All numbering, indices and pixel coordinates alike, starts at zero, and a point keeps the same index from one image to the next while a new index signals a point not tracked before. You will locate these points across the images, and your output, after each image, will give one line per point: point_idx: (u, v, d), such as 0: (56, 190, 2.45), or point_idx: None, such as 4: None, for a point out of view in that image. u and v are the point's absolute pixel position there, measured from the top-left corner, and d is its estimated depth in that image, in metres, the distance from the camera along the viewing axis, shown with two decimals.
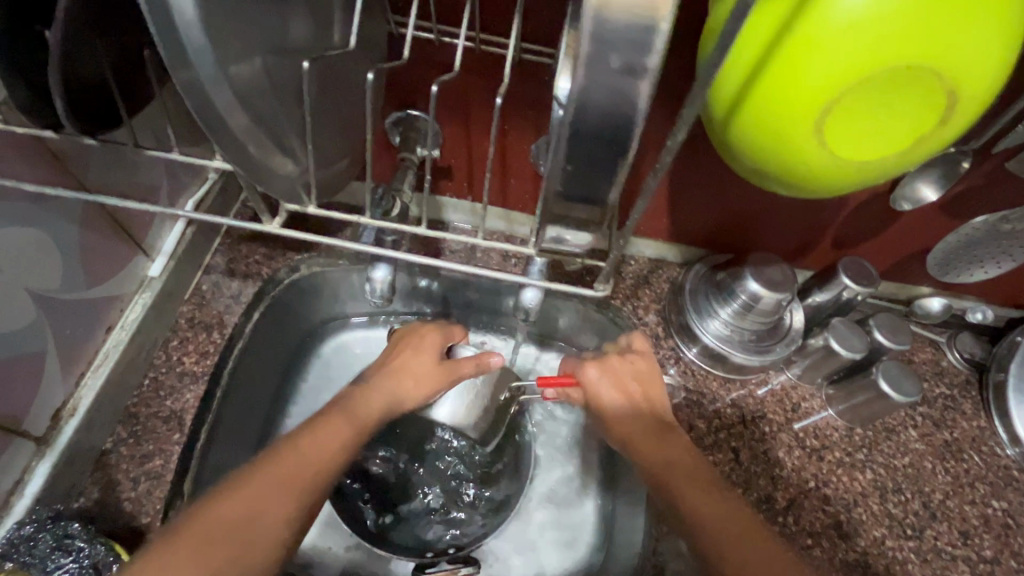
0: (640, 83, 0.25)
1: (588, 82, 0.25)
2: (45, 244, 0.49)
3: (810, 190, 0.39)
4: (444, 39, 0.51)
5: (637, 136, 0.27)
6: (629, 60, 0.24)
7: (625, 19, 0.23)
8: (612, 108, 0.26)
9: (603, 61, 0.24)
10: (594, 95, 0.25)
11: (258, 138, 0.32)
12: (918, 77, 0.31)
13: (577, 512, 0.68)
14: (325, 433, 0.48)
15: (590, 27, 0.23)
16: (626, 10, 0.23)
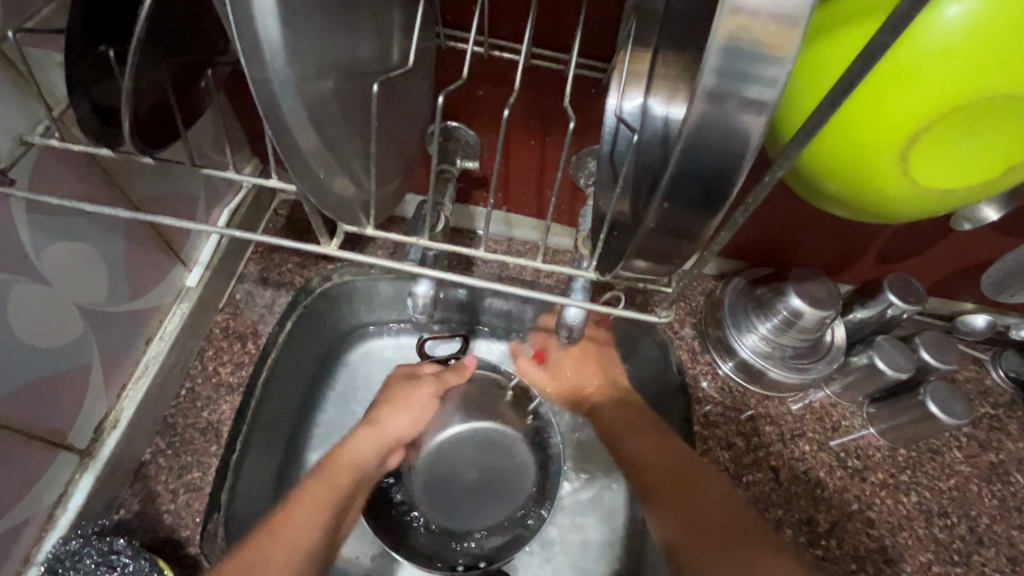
0: (756, 118, 0.24)
1: (702, 116, 0.24)
2: (91, 256, 0.49)
3: (881, 216, 0.38)
4: (493, 53, 0.50)
5: (744, 171, 0.26)
6: (747, 95, 0.23)
7: (751, 54, 0.22)
8: (722, 142, 0.25)
9: (721, 96, 0.24)
10: (708, 128, 0.25)
11: (327, 162, 0.32)
12: (1016, 106, 0.29)
13: (611, 526, 0.67)
14: (303, 502, 0.48)
15: (713, 63, 0.23)
16: (754, 45, 0.22)
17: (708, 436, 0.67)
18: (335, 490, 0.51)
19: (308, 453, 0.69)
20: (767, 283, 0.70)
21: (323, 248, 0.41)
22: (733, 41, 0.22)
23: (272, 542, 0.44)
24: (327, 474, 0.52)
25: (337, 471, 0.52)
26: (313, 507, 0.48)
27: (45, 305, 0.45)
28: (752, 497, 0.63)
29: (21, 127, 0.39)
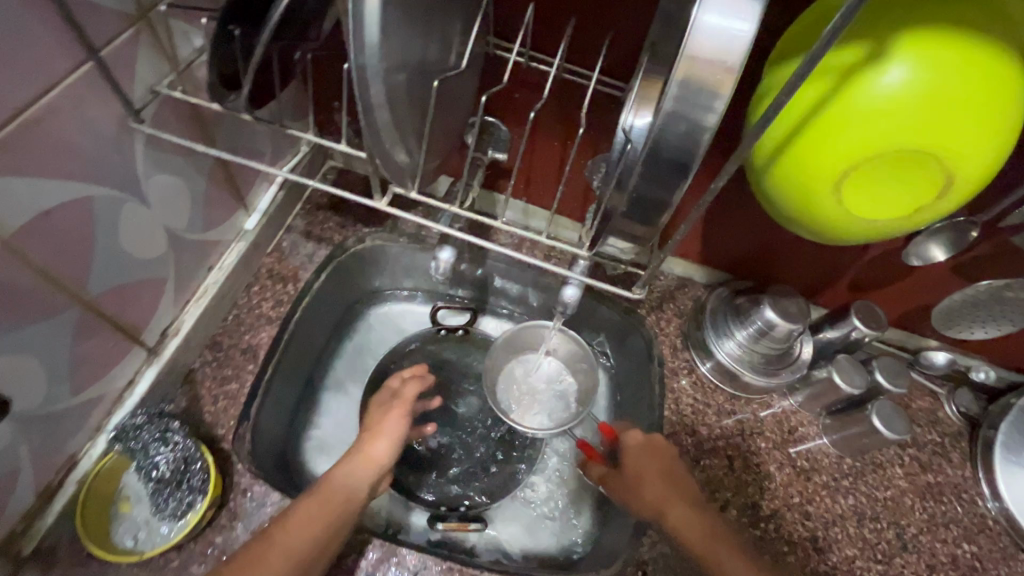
0: (701, 135, 0.33)
1: (663, 130, 0.33)
2: (182, 191, 0.59)
3: (822, 239, 0.46)
4: (533, 64, 0.58)
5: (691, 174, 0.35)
6: (694, 118, 0.32)
7: (699, 90, 0.31)
8: (677, 150, 0.34)
9: (677, 116, 0.32)
10: (666, 140, 0.33)
11: (392, 135, 0.41)
12: (923, 159, 0.38)
13: (570, 503, 0.80)
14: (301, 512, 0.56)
15: (672, 92, 0.32)
16: (700, 82, 0.31)
17: (676, 421, 0.76)
18: (327, 508, 0.57)
19: (321, 391, 0.85)
20: (747, 294, 0.79)
21: (371, 200, 0.51)
22: (687, 76, 0.31)
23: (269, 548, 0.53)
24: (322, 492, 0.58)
25: (333, 491, 0.59)
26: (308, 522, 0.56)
27: (145, 222, 0.55)
28: (705, 478, 0.72)
29: (151, 78, 0.49)
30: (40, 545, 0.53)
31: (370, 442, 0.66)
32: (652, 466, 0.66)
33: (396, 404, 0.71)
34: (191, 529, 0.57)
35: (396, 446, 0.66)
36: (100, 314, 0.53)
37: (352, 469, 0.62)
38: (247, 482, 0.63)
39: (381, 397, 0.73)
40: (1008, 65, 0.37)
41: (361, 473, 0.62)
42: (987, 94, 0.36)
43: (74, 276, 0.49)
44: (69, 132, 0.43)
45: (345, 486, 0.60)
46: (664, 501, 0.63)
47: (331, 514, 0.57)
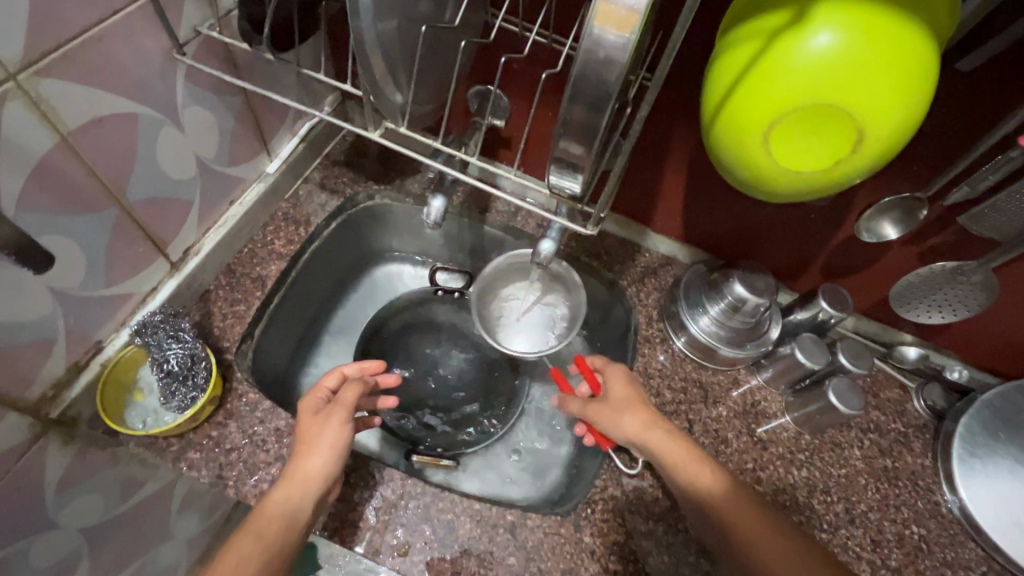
0: (614, 73, 0.37)
1: (582, 66, 0.37)
2: (212, 125, 0.68)
3: (759, 192, 0.51)
4: (526, 33, 0.64)
5: (612, 108, 0.39)
6: (609, 56, 0.36)
7: (612, 29, 0.35)
8: (598, 85, 0.37)
9: (593, 52, 0.36)
10: (587, 74, 0.37)
11: (383, 70, 0.48)
12: (837, 113, 0.43)
13: (538, 459, 0.89)
14: (233, 551, 0.56)
15: (588, 31, 0.35)
16: (613, 21, 0.35)
17: (642, 382, 0.81)
18: (261, 545, 0.56)
19: (324, 334, 0.93)
20: (721, 270, 0.83)
21: (365, 132, 0.57)
22: (602, 15, 0.35)
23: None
24: (258, 520, 0.58)
25: (266, 524, 0.58)
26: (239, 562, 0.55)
27: (178, 146, 0.63)
28: None
29: (194, 20, 0.58)
30: (64, 413, 0.61)
31: (305, 458, 0.61)
32: (637, 398, 0.70)
33: (335, 409, 0.65)
34: (190, 420, 0.66)
35: (335, 457, 0.62)
36: (133, 220, 0.62)
37: (290, 492, 0.60)
38: (244, 389, 0.71)
39: (314, 402, 0.66)
40: (914, 31, 0.41)
41: (298, 498, 0.59)
42: (894, 55, 0.41)
43: (116, 181, 0.57)
44: (123, 56, 0.52)
45: (282, 513, 0.59)
46: (650, 431, 0.66)
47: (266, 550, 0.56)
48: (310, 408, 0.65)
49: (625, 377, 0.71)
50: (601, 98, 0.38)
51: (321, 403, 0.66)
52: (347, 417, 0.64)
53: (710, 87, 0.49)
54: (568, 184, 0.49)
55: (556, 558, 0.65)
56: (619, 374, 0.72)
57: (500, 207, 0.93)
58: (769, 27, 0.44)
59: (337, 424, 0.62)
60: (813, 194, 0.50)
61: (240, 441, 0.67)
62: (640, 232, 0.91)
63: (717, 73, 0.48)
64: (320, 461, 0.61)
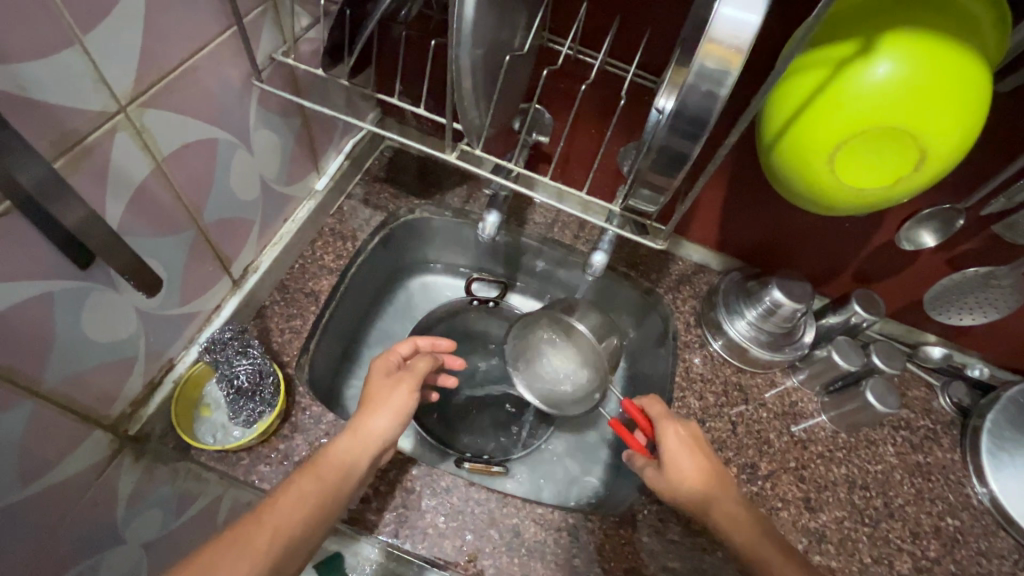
0: (714, 104, 0.40)
1: (684, 98, 0.40)
2: (275, 146, 0.70)
3: (819, 206, 0.55)
4: (580, 57, 0.67)
5: (703, 137, 0.42)
6: (711, 89, 0.39)
7: (719, 65, 0.38)
8: (693, 116, 0.41)
9: (697, 86, 0.39)
10: (690, 104, 0.41)
11: (470, 99, 0.51)
12: (900, 135, 0.46)
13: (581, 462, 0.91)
14: (292, 489, 0.55)
15: (695, 66, 0.39)
16: (719, 57, 0.38)
17: (685, 386, 0.84)
18: (321, 488, 0.57)
19: (364, 347, 0.96)
20: (757, 277, 0.86)
21: (441, 154, 0.59)
22: (709, 49, 0.38)
23: (267, 512, 0.54)
24: (316, 466, 0.58)
25: (327, 467, 0.58)
26: (298, 500, 0.55)
27: (248, 167, 0.65)
28: (710, 438, 0.80)
29: (269, 47, 0.60)
30: (141, 429, 0.63)
31: (370, 415, 0.62)
32: (699, 460, 0.64)
33: (405, 377, 0.67)
34: (260, 435, 0.67)
35: (398, 421, 0.63)
36: (207, 239, 0.63)
37: (351, 444, 0.60)
38: (307, 402, 0.72)
39: (387, 363, 0.68)
40: (971, 61, 0.45)
41: (360, 450, 0.60)
42: (953, 82, 0.45)
43: (196, 202, 0.59)
44: (210, 83, 0.54)
45: (342, 463, 0.59)
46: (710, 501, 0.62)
47: (324, 498, 0.56)
48: (386, 367, 0.68)
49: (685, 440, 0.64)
50: (697, 124, 0.41)
51: (392, 365, 0.68)
52: (414, 387, 0.66)
53: (774, 110, 0.52)
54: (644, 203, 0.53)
55: (618, 558, 0.68)
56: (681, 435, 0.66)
57: (537, 218, 0.96)
58: (835, 56, 0.48)
59: (408, 391, 0.64)
60: (871, 208, 0.54)
61: (308, 453, 0.69)
62: (674, 241, 0.94)
63: (782, 98, 0.51)
64: (384, 418, 0.63)
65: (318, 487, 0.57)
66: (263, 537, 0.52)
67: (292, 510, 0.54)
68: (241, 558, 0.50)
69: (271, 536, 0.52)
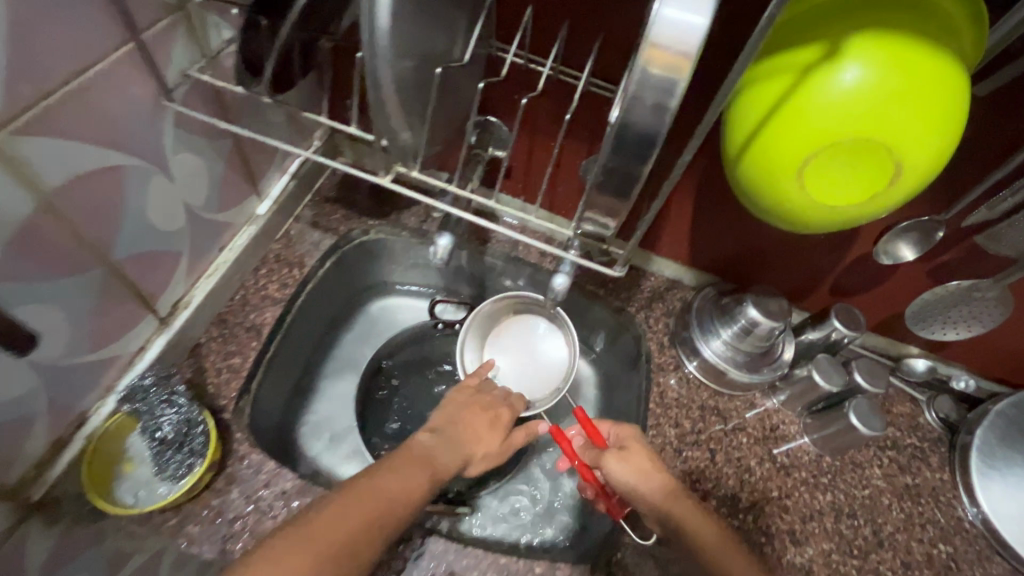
0: (660, 120, 0.35)
1: (628, 111, 0.35)
2: (201, 171, 0.64)
3: (789, 224, 0.50)
4: (532, 66, 0.62)
5: (655, 154, 0.37)
6: (657, 102, 0.34)
7: (663, 72, 0.33)
8: (645, 131, 0.36)
9: (639, 98, 0.34)
10: (634, 119, 0.35)
11: (398, 114, 0.45)
12: (875, 146, 0.42)
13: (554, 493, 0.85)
14: (411, 469, 0.57)
15: (638, 75, 0.34)
16: (665, 63, 0.33)
17: (659, 413, 0.79)
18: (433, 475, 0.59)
19: (320, 376, 0.90)
20: (733, 294, 0.82)
21: (373, 178, 0.53)
22: (652, 54, 0.33)
23: (364, 489, 0.52)
24: (422, 458, 0.60)
25: (438, 459, 0.61)
26: (412, 474, 0.57)
27: (170, 196, 0.59)
28: (688, 469, 0.75)
29: (183, 62, 0.54)
30: (47, 494, 0.57)
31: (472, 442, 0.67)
32: (653, 460, 0.65)
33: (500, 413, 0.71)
34: (189, 492, 0.60)
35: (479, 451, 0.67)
36: (122, 277, 0.57)
37: (453, 454, 0.64)
38: (245, 450, 0.65)
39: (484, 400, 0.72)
40: (947, 64, 0.41)
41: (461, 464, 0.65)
42: (931, 89, 0.40)
43: (103, 239, 0.53)
44: (108, 102, 0.48)
45: (437, 458, 0.61)
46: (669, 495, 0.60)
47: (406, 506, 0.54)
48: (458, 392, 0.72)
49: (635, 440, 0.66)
50: (647, 142, 0.36)
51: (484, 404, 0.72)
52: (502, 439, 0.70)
53: (736, 122, 0.48)
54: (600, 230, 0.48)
55: None
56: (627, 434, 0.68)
57: (500, 236, 0.91)
58: (801, 62, 0.43)
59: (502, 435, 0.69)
60: (845, 227, 0.50)
61: (245, 508, 0.62)
62: (643, 257, 0.89)
63: (745, 108, 0.47)
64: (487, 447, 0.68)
65: (420, 473, 0.58)
66: (371, 497, 0.51)
67: (409, 485, 0.55)
68: (343, 525, 0.49)
69: (381, 497, 0.52)
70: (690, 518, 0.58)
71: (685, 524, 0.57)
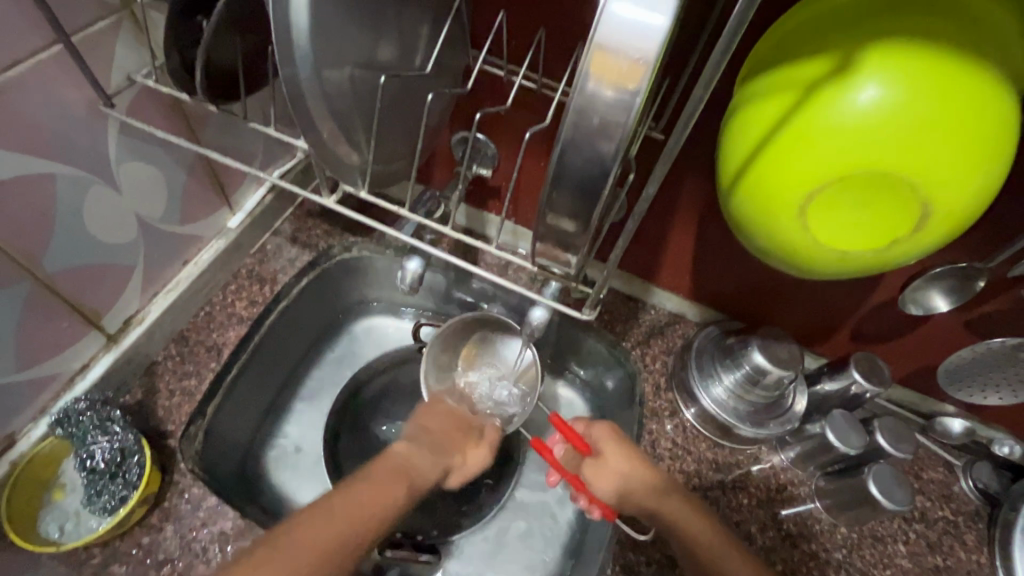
0: (609, 145, 0.30)
1: (573, 129, 0.30)
2: (159, 181, 0.60)
3: (793, 269, 0.43)
4: (511, 77, 0.56)
5: (608, 185, 0.32)
6: (604, 122, 0.30)
7: (610, 85, 0.29)
8: (589, 155, 0.31)
9: (585, 115, 0.30)
10: (579, 142, 0.31)
11: (331, 127, 0.40)
12: (893, 182, 0.34)
13: None
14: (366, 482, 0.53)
15: (583, 88, 0.29)
16: (612, 73, 0.28)
17: None
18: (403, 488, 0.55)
19: (295, 399, 0.78)
20: (738, 334, 0.73)
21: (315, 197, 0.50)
22: (600, 66, 0.28)
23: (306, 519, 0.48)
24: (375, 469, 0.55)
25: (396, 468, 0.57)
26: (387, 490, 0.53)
27: (114, 208, 0.56)
28: None
29: (130, 66, 0.51)
30: None
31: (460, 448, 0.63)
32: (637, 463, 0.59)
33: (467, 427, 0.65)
34: (118, 526, 0.56)
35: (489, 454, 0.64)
36: (55, 293, 0.54)
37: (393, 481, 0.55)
38: (187, 482, 0.61)
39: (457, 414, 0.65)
40: (988, 83, 0.33)
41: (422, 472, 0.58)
42: (969, 116, 0.33)
43: (28, 252, 0.50)
44: (35, 108, 0.46)
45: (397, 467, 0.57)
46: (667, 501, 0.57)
47: (370, 530, 0.50)
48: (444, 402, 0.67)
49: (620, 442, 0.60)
50: (595, 170, 0.31)
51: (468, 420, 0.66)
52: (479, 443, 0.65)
53: (728, 147, 0.41)
54: (558, 266, 0.42)
55: None
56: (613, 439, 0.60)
57: (489, 258, 0.82)
58: (803, 79, 0.36)
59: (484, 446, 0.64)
60: (858, 274, 0.42)
61: (176, 550, 0.58)
62: (642, 287, 0.81)
63: (738, 131, 0.39)
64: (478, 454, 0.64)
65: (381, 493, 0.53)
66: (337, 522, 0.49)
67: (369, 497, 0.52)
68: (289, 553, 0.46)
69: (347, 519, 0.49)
70: (699, 532, 0.55)
71: (683, 527, 0.55)
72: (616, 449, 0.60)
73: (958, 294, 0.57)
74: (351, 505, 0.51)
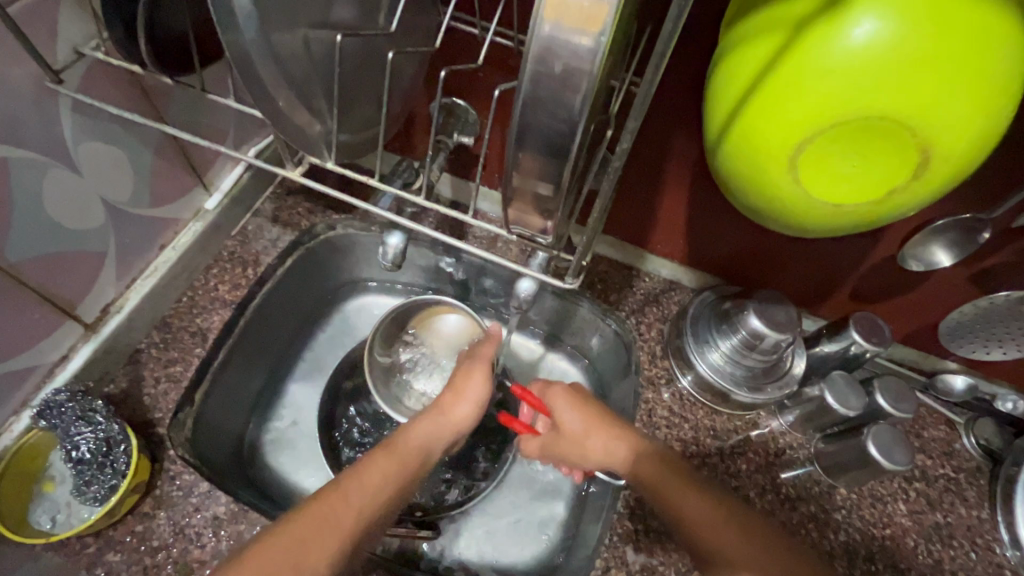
0: (576, 97, 0.28)
1: (534, 79, 0.28)
2: (121, 161, 0.58)
3: (784, 226, 0.41)
4: (484, 34, 0.52)
5: (577, 140, 0.30)
6: (567, 71, 0.27)
7: (570, 28, 0.26)
8: (555, 108, 0.28)
9: (546, 62, 0.27)
10: (542, 94, 0.28)
11: (287, 93, 0.37)
12: (890, 127, 0.32)
13: None
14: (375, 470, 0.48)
15: (542, 32, 0.26)
16: (570, 14, 0.26)
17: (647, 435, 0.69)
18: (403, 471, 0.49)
19: (288, 381, 0.77)
20: (734, 299, 0.71)
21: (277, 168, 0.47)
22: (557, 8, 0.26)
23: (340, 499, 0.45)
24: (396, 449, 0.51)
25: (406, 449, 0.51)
26: (381, 480, 0.48)
27: (75, 192, 0.54)
28: None
29: (76, 39, 0.48)
30: None
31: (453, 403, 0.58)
32: (592, 417, 0.59)
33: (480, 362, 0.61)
34: (109, 516, 0.55)
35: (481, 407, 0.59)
36: (22, 284, 0.52)
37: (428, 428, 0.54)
38: (177, 469, 0.61)
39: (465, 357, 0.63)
40: (993, 13, 0.30)
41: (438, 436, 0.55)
42: (973, 50, 0.30)
43: None
44: None
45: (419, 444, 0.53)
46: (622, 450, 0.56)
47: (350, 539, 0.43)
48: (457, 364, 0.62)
49: (570, 399, 0.61)
50: (563, 125, 0.29)
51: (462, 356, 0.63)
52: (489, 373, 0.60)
53: (714, 98, 0.38)
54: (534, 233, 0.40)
55: None
56: (562, 396, 0.62)
57: (477, 231, 0.79)
58: (793, 17, 0.33)
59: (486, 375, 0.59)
60: (853, 228, 0.40)
61: (170, 536, 0.57)
62: (636, 254, 0.78)
63: (724, 79, 0.37)
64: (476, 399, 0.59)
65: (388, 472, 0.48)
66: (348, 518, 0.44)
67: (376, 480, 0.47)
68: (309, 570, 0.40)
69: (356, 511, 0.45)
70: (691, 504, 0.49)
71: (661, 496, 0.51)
72: (569, 408, 0.61)
73: (959, 250, 0.55)
74: (338, 498, 0.45)
